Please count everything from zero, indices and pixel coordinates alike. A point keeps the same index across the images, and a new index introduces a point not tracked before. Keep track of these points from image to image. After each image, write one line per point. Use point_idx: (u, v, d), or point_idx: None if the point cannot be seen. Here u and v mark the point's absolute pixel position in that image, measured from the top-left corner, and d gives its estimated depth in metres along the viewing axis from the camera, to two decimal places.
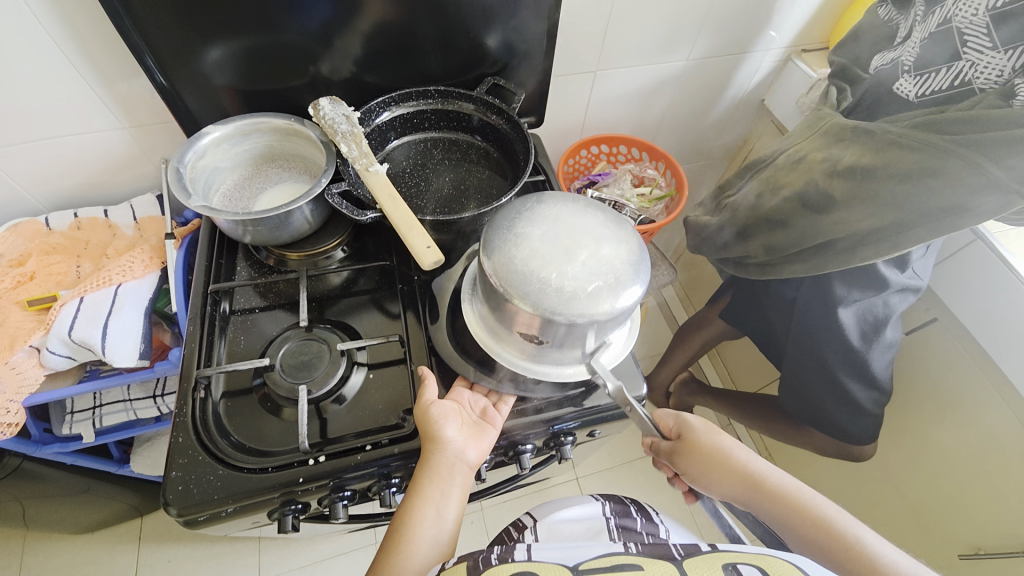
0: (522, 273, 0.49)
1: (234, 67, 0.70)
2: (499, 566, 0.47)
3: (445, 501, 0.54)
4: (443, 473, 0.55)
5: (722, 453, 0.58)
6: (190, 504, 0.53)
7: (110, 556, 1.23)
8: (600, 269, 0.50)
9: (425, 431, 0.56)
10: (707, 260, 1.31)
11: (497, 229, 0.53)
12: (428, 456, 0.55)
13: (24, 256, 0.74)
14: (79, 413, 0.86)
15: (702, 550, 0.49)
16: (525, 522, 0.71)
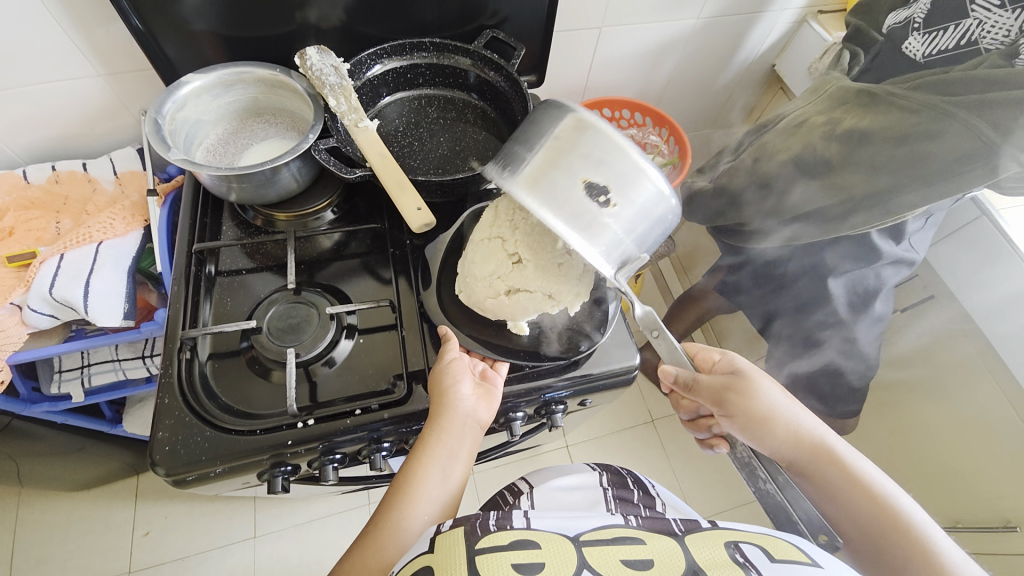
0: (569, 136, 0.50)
1: (214, 10, 0.66)
2: (496, 533, 0.46)
3: (451, 463, 0.54)
4: (453, 431, 0.55)
5: (768, 413, 0.57)
6: (179, 465, 0.53)
7: (108, 511, 1.26)
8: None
9: (441, 387, 0.56)
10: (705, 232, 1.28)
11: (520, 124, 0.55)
12: (437, 413, 0.55)
13: (2, 210, 0.71)
14: (68, 372, 0.86)
15: (702, 528, 0.51)
16: (521, 489, 0.72)
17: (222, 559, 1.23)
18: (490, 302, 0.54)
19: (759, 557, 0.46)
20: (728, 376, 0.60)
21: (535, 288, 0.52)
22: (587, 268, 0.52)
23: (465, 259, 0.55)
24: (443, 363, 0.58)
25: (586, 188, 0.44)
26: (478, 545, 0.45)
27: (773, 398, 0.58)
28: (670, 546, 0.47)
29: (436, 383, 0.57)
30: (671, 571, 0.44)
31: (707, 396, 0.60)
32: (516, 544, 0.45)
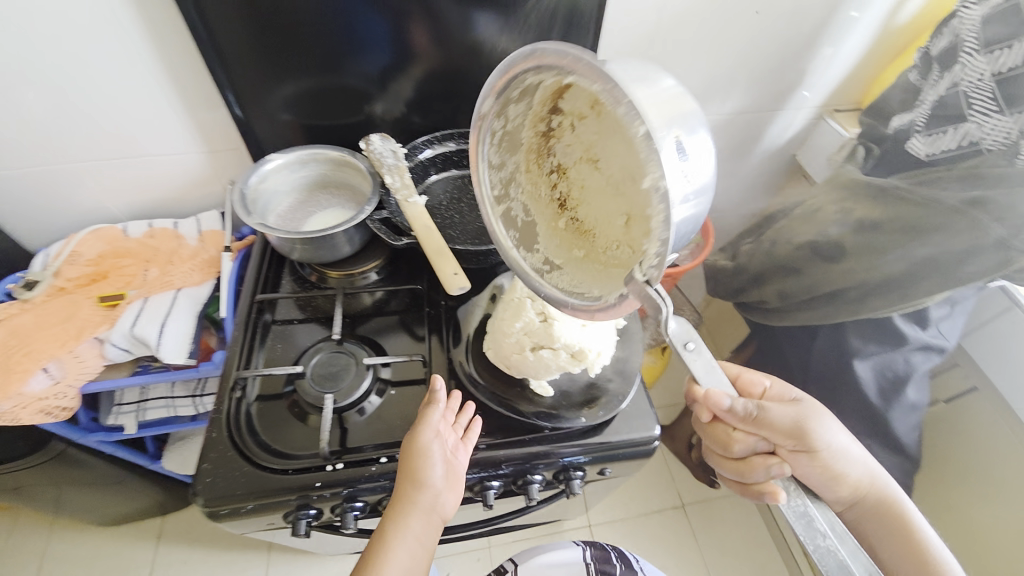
0: (562, 143, 0.53)
1: (300, 103, 0.79)
2: None
3: (413, 562, 0.54)
4: (417, 529, 0.54)
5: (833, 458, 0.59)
6: (216, 497, 0.57)
7: (130, 551, 1.29)
8: (519, 212, 0.58)
9: (411, 476, 0.55)
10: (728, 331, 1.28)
11: (511, 92, 0.49)
12: (402, 504, 0.54)
13: (100, 256, 0.83)
14: (125, 406, 0.93)
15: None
16: (505, 569, 0.71)
17: None
18: (516, 357, 0.58)
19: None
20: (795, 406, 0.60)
21: (559, 345, 0.56)
22: (608, 328, 0.58)
23: (496, 316, 0.60)
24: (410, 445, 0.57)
25: (677, 142, 0.36)
26: None
27: (835, 442, 0.59)
28: None
29: (404, 470, 0.56)
30: None
31: (781, 431, 0.57)
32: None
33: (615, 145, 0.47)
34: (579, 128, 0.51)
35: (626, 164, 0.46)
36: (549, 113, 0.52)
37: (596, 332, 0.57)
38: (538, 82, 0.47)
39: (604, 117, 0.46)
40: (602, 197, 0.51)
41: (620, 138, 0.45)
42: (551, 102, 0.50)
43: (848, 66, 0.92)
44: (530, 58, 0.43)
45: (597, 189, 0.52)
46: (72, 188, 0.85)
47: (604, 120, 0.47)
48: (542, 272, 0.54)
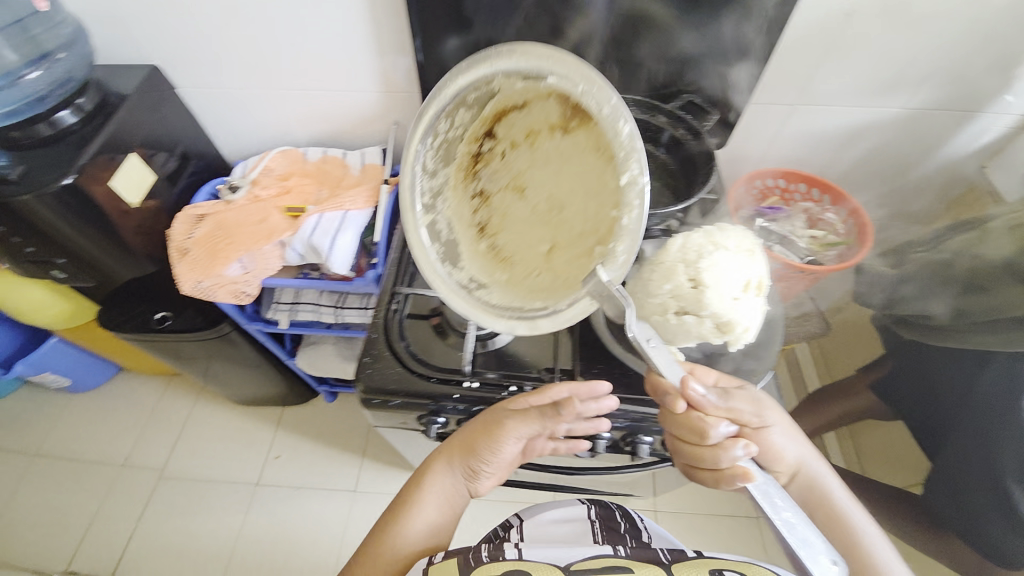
0: (488, 166, 0.55)
1: (475, 54, 0.85)
2: (486, 565, 0.49)
3: (441, 503, 0.62)
4: (450, 471, 0.64)
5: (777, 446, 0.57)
6: (373, 386, 0.67)
7: (256, 428, 1.56)
8: (438, 229, 0.56)
9: (466, 445, 0.63)
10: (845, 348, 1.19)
11: (464, 102, 0.51)
12: (446, 447, 0.66)
13: (288, 173, 0.97)
14: (281, 303, 1.10)
15: (688, 557, 0.52)
16: (513, 522, 0.76)
17: (325, 499, 1.43)
18: (656, 319, 0.59)
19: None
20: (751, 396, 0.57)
21: (705, 314, 0.56)
22: (758, 305, 0.58)
23: (642, 276, 0.62)
24: (473, 420, 0.65)
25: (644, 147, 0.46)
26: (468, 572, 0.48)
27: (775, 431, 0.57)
28: None
29: (461, 438, 0.64)
30: None
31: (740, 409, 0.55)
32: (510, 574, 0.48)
33: (545, 175, 0.52)
34: (508, 156, 0.54)
35: (558, 190, 0.51)
36: (483, 135, 0.54)
37: (746, 308, 0.57)
38: (484, 95, 0.51)
39: (539, 145, 0.52)
40: (521, 225, 0.54)
41: (563, 165, 0.51)
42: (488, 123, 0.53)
43: None
44: (501, 71, 0.46)
45: (522, 218, 0.54)
46: (270, 110, 0.98)
47: (541, 148, 0.52)
48: (472, 288, 0.54)
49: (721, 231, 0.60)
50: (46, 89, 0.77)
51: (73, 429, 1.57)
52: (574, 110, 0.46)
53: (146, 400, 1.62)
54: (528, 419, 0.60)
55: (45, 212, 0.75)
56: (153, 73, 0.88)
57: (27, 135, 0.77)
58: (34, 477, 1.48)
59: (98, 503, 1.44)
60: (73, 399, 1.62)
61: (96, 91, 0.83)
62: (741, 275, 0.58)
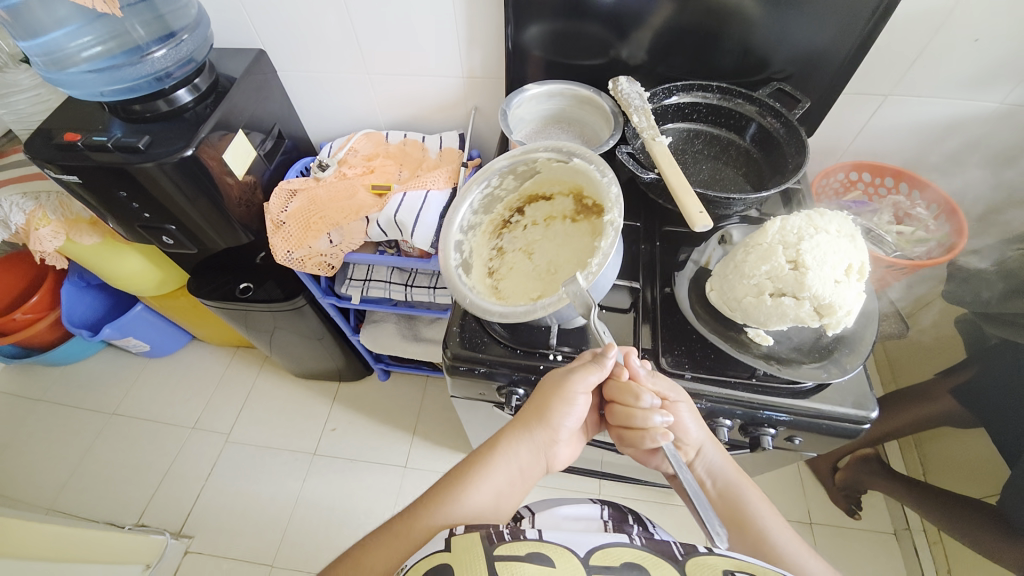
0: (516, 231, 0.73)
1: (564, 40, 0.86)
2: (511, 542, 0.48)
3: (512, 476, 0.60)
4: (524, 443, 0.61)
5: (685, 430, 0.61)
6: (461, 354, 0.70)
7: (313, 401, 1.63)
8: (463, 255, 0.69)
9: (542, 414, 0.60)
10: (918, 352, 1.14)
11: (519, 171, 0.72)
12: (524, 416, 0.62)
13: (373, 155, 1.02)
14: (354, 279, 1.15)
15: (699, 551, 0.50)
16: (522, 513, 0.73)
17: (377, 474, 1.48)
18: (750, 301, 0.61)
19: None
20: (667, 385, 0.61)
21: (805, 295, 0.58)
22: (860, 291, 0.58)
23: (736, 258, 0.64)
24: (547, 385, 0.61)
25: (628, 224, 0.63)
26: (494, 549, 0.47)
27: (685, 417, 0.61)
28: None
29: (535, 404, 0.61)
30: None
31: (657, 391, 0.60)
32: (534, 557, 0.47)
33: (551, 247, 0.69)
34: (526, 230, 0.73)
35: (558, 259, 0.67)
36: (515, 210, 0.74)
37: (847, 292, 0.57)
38: (535, 176, 0.73)
39: (552, 227, 0.72)
40: (523, 275, 0.67)
41: (564, 242, 0.69)
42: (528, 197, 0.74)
43: None
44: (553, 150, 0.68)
45: (523, 273, 0.68)
46: (358, 94, 1.04)
47: (551, 230, 0.71)
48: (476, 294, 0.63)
49: (820, 215, 0.61)
50: (170, 66, 0.82)
51: (149, 391, 1.68)
52: (588, 204, 0.69)
53: (214, 369, 1.72)
54: (589, 373, 0.58)
55: (165, 180, 0.83)
56: (260, 56, 0.95)
57: (148, 109, 0.84)
58: (114, 432, 1.60)
59: (170, 461, 1.54)
60: (151, 361, 1.75)
61: (210, 73, 0.89)
62: (844, 259, 0.58)
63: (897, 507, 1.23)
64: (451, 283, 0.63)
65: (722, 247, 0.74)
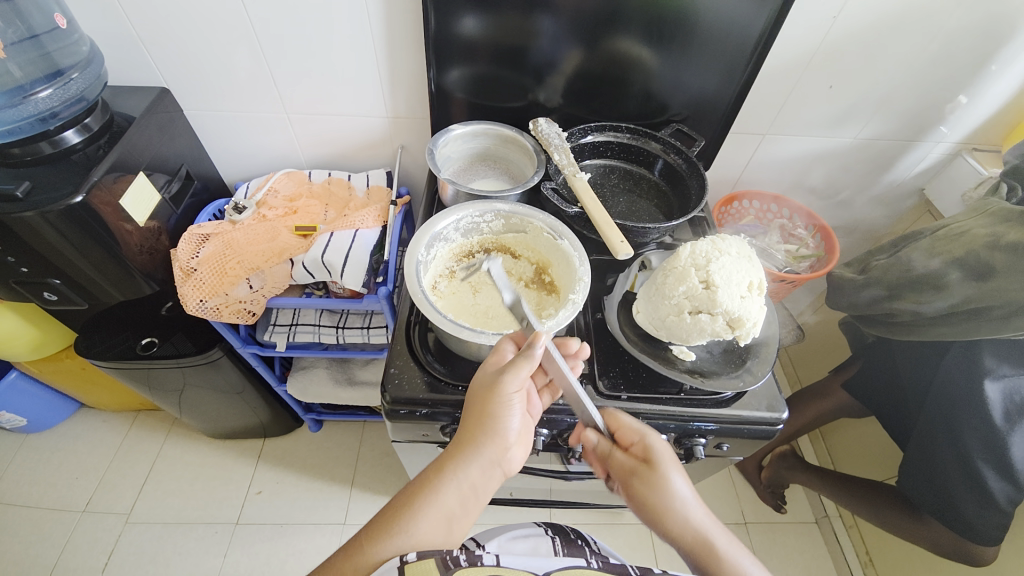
0: (472, 268, 0.75)
1: (485, 84, 0.91)
2: (469, 569, 0.47)
3: (461, 499, 0.55)
4: (468, 464, 0.56)
5: (699, 541, 0.55)
6: (401, 397, 0.68)
7: (234, 463, 1.47)
8: (428, 258, 0.71)
9: (486, 420, 0.57)
10: (811, 353, 1.29)
11: (508, 221, 0.75)
12: (469, 437, 0.57)
13: (295, 194, 0.98)
14: (279, 325, 1.08)
15: (653, 570, 0.52)
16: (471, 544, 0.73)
17: (312, 535, 1.36)
18: (672, 319, 0.66)
19: None
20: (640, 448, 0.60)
21: (718, 312, 0.64)
22: (762, 307, 0.65)
23: (657, 281, 0.69)
24: (491, 382, 0.58)
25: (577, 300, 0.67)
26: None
27: (707, 514, 0.56)
28: None
29: (482, 407, 0.57)
30: None
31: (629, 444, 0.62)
32: None
33: (495, 296, 0.72)
34: (481, 270, 0.75)
35: (501, 310, 0.71)
36: (481, 249, 0.77)
37: (752, 306, 0.64)
38: (518, 232, 0.76)
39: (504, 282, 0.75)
40: (458, 304, 0.71)
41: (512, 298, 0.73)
42: (499, 244, 0.77)
43: (998, 107, 0.93)
44: (545, 223, 0.72)
45: (466, 301, 0.71)
46: (276, 132, 1.00)
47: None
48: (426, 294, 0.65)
49: (723, 240, 0.68)
50: (57, 106, 0.74)
51: (26, 472, 1.42)
52: (545, 281, 0.74)
53: (110, 440, 1.50)
54: (520, 370, 0.57)
55: (48, 230, 0.73)
56: (164, 94, 0.90)
57: (29, 152, 0.75)
58: None
59: (55, 553, 1.30)
60: (30, 437, 1.49)
61: (103, 112, 0.83)
62: (745, 276, 0.65)
63: (813, 496, 1.34)
64: (416, 276, 0.64)
65: (644, 272, 0.78)
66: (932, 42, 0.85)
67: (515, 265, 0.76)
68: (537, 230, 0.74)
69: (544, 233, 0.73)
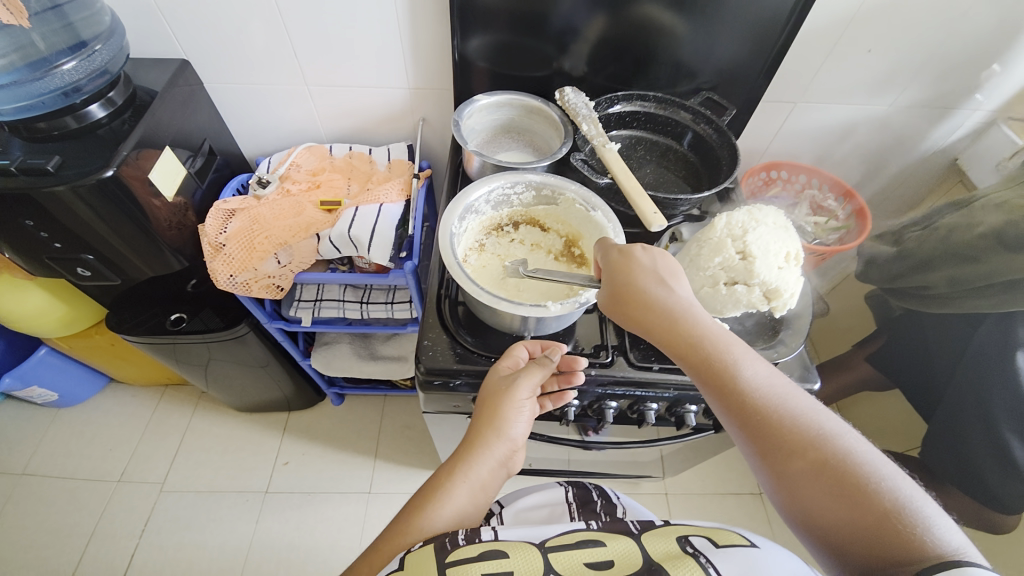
0: (502, 242, 0.75)
1: (507, 50, 0.88)
2: (464, 547, 0.49)
3: (472, 500, 0.58)
4: (477, 465, 0.59)
5: (674, 318, 0.53)
6: (436, 368, 0.68)
7: (261, 435, 1.51)
8: (460, 231, 0.71)
9: (495, 424, 0.60)
10: (833, 327, 1.29)
11: (538, 194, 0.75)
12: (479, 440, 0.60)
13: (317, 169, 0.98)
14: (304, 301, 1.08)
15: (656, 525, 0.54)
16: (493, 509, 0.77)
17: (339, 504, 1.40)
18: (707, 290, 0.66)
19: (708, 548, 0.48)
20: (636, 268, 0.57)
21: (755, 283, 0.63)
22: (799, 278, 0.65)
23: (691, 252, 0.68)
24: (500, 389, 0.62)
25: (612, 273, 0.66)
26: (445, 558, 0.48)
27: (682, 295, 0.55)
28: (628, 546, 0.50)
29: (491, 413, 0.61)
30: (627, 569, 0.47)
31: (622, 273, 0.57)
32: (486, 555, 0.48)
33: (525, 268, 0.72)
34: (511, 243, 0.75)
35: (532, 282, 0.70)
36: (510, 223, 0.76)
37: (789, 277, 0.64)
38: (548, 205, 0.76)
39: (535, 255, 0.75)
40: (490, 278, 0.71)
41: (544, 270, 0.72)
42: (528, 217, 0.77)
43: None
44: (577, 195, 0.71)
45: (498, 275, 0.71)
46: (296, 105, 0.99)
47: (532, 257, 0.74)
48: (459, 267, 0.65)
49: (759, 211, 0.67)
50: (81, 79, 0.74)
51: (63, 444, 1.48)
52: (575, 254, 0.74)
53: (140, 413, 1.54)
54: (531, 377, 0.61)
55: (80, 206, 0.74)
56: (183, 66, 0.89)
57: (55, 126, 0.76)
58: (20, 497, 1.38)
59: (95, 520, 1.36)
60: (63, 411, 1.54)
61: (126, 86, 0.82)
62: (783, 247, 0.64)
63: None
64: (449, 250, 0.64)
65: (675, 243, 0.78)
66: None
67: (545, 238, 0.76)
68: (570, 202, 0.73)
69: (577, 205, 0.72)
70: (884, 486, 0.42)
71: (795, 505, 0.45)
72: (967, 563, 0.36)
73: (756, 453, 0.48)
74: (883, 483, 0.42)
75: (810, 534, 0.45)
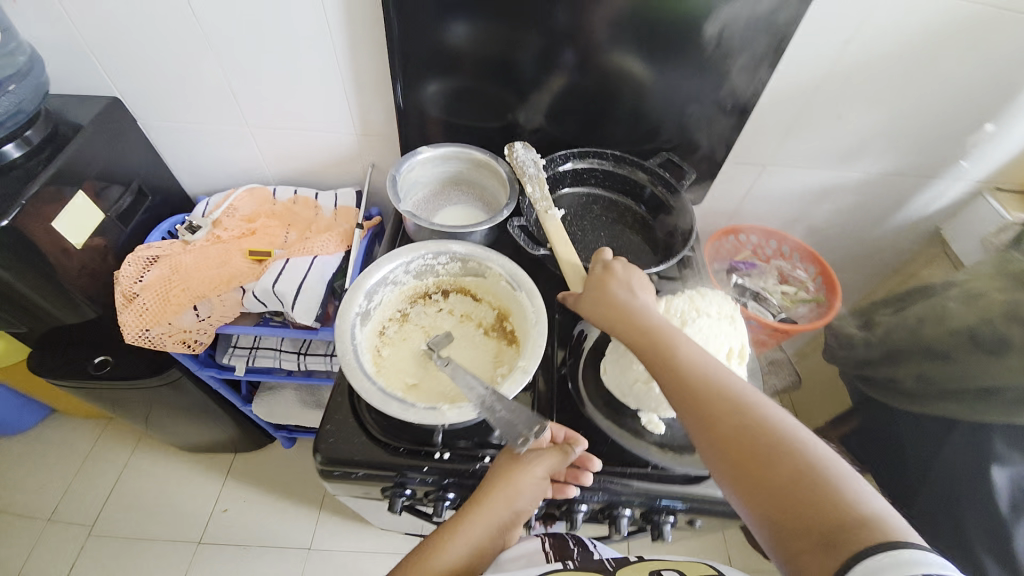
0: (427, 312, 0.69)
1: (456, 100, 0.83)
2: None
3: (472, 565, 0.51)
4: (484, 526, 0.53)
5: (641, 316, 0.56)
6: (335, 457, 0.61)
7: (203, 478, 1.43)
8: (372, 305, 0.64)
9: (508, 494, 0.53)
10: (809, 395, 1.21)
11: (467, 263, 0.69)
12: (489, 503, 0.53)
13: (254, 215, 0.92)
14: (239, 348, 1.02)
15: None
16: None
17: (276, 559, 1.31)
18: (640, 386, 0.60)
19: None
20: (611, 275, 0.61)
21: None
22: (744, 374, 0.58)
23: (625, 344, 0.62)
24: (520, 458, 0.55)
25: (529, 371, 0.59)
26: None
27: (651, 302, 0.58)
28: None
29: (504, 480, 0.54)
30: None
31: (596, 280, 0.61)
32: None
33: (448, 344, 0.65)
34: (438, 313, 0.69)
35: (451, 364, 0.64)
36: (438, 291, 0.70)
37: None
38: (479, 273, 0.69)
39: (463, 327, 0.68)
40: (407, 354, 0.64)
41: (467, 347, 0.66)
42: (459, 285, 0.71)
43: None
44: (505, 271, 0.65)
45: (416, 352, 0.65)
46: (239, 145, 0.94)
47: (459, 330, 0.68)
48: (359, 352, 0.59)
49: (701, 296, 0.61)
50: None
51: None
52: (507, 329, 0.67)
53: (77, 448, 1.45)
54: (553, 459, 0.55)
55: None
56: (114, 104, 0.84)
57: None
58: None
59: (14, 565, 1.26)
60: None
61: (47, 123, 0.78)
62: (724, 341, 0.58)
63: None
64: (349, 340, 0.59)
65: None
66: (955, 74, 0.75)
67: (476, 309, 0.69)
68: (501, 275, 0.66)
69: (507, 280, 0.66)
70: (846, 484, 0.40)
71: (749, 500, 0.43)
72: (913, 548, 0.35)
73: (719, 459, 0.46)
74: (829, 480, 0.40)
75: (766, 532, 0.42)
